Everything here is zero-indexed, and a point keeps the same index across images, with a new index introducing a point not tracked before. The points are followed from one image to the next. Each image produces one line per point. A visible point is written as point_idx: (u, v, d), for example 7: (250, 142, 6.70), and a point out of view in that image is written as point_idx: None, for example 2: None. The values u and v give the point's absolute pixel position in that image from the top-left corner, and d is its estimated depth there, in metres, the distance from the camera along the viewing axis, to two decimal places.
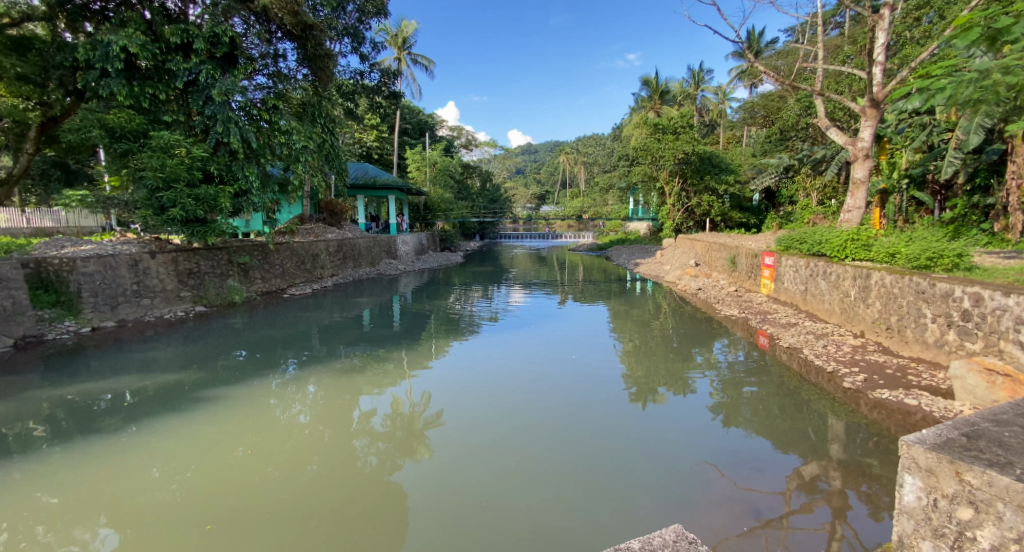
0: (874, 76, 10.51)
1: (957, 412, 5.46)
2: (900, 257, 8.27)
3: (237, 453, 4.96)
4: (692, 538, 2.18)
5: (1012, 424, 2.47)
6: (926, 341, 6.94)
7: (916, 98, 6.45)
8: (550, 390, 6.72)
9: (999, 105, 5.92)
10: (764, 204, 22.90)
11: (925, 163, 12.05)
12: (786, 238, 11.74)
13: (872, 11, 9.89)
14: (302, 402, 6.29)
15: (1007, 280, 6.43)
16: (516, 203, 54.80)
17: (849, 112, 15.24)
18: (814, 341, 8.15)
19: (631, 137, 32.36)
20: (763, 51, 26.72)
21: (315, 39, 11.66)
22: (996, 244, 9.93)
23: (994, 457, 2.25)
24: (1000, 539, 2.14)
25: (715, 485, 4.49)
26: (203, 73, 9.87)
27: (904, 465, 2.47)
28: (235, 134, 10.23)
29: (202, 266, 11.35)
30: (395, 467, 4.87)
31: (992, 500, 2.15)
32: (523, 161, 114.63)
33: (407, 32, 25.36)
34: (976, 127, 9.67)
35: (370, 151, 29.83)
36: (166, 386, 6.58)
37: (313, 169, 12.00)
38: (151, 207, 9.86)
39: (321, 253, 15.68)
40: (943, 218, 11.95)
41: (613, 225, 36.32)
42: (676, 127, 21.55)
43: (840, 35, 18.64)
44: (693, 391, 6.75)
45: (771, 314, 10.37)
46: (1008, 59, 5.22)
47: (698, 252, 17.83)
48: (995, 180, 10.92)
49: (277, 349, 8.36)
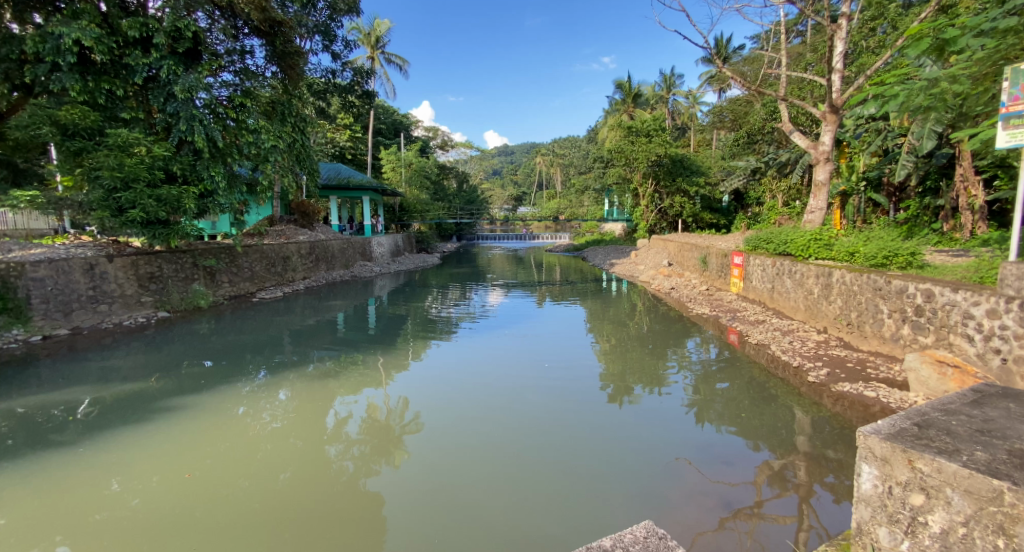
0: (834, 83, 10.84)
1: (911, 402, 5.73)
2: (858, 256, 8.63)
3: (189, 471, 4.73)
4: (662, 535, 2.31)
5: (959, 414, 2.67)
6: (883, 336, 7.24)
7: (872, 104, 6.64)
8: (528, 390, 6.82)
9: (947, 112, 6.19)
10: (733, 206, 23.58)
11: (880, 167, 12.59)
12: (754, 238, 12.10)
13: (831, 21, 10.24)
14: (273, 409, 6.18)
15: (956, 276, 6.76)
16: (494, 205, 55.23)
17: (811, 117, 15.88)
18: (781, 338, 8.43)
19: (606, 140, 32.80)
20: (732, 56, 27.49)
21: (283, 36, 11.50)
22: (947, 244, 10.26)
23: (943, 445, 2.39)
24: (949, 523, 2.28)
25: (690, 480, 4.62)
26: (165, 68, 9.63)
27: (862, 455, 2.62)
28: (199, 132, 9.98)
29: (165, 270, 11.06)
30: (372, 472, 4.85)
31: (941, 486, 2.29)
32: (500, 162, 115.01)
33: (380, 31, 25.25)
34: (927, 132, 10.10)
35: (343, 151, 29.39)
36: (126, 396, 6.41)
37: (283, 168, 11.97)
38: (108, 208, 9.52)
39: (292, 256, 15.42)
40: (898, 218, 12.52)
41: (590, 226, 37.24)
42: (649, 130, 21.94)
43: (803, 43, 19.29)
44: (668, 389, 6.87)
45: (741, 311, 10.67)
46: (954, 69, 5.52)
47: (671, 252, 18.20)
48: (944, 184, 11.44)
49: (246, 356, 8.21)
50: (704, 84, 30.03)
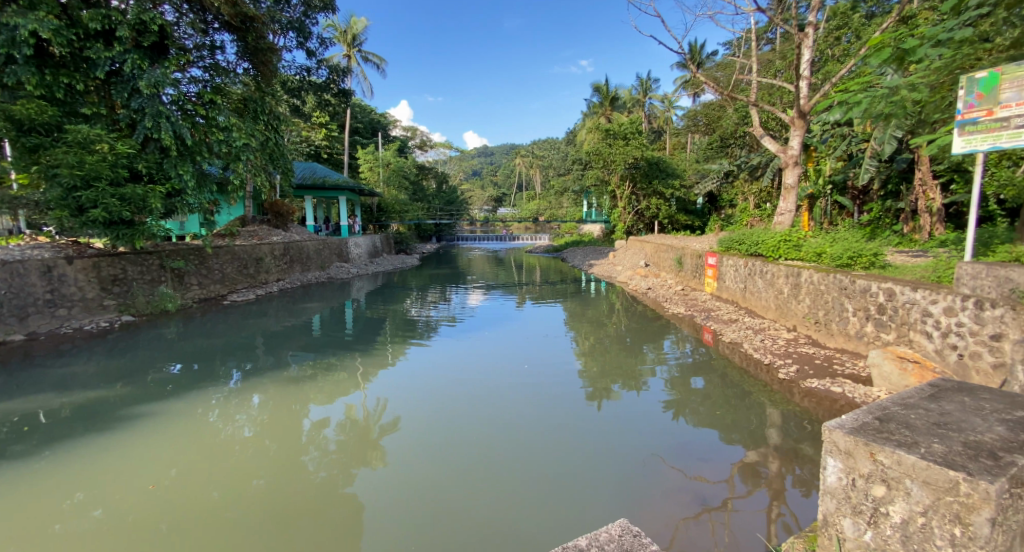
0: (801, 90, 11.15)
1: (875, 397, 5.93)
2: (825, 257, 8.89)
3: (152, 482, 4.59)
4: (637, 531, 2.31)
5: (917, 407, 2.78)
6: (849, 333, 7.48)
7: (838, 110, 6.86)
8: (508, 391, 6.82)
9: (907, 119, 6.44)
10: (707, 208, 24.06)
11: (845, 171, 13.00)
12: (727, 239, 12.35)
13: (798, 30, 10.55)
14: (245, 414, 6.07)
15: (915, 276, 7.02)
16: (473, 205, 55.13)
17: (780, 122, 16.31)
18: (753, 336, 8.63)
19: (584, 142, 33.09)
20: (705, 62, 28.05)
21: (256, 31, 11.30)
22: (907, 244, 10.65)
23: (902, 438, 2.49)
24: (909, 513, 2.37)
25: (666, 477, 4.70)
26: (128, 62, 9.36)
27: (827, 449, 2.70)
28: (166, 129, 9.74)
29: (129, 272, 10.76)
30: (348, 477, 4.79)
31: (901, 478, 2.38)
32: (479, 163, 114.84)
33: (357, 29, 24.99)
34: (888, 138, 10.47)
35: (319, 150, 28.96)
36: (87, 404, 6.21)
37: (256, 168, 11.68)
38: (67, 208, 9.14)
39: (265, 257, 15.14)
40: (862, 221, 12.95)
41: (568, 227, 37.47)
42: (626, 133, 22.21)
43: (772, 50, 19.81)
44: (646, 387, 6.98)
45: (714, 310, 10.88)
46: (913, 78, 5.76)
47: (648, 253, 18.45)
48: (904, 187, 11.87)
49: (217, 360, 8.02)
50: (679, 88, 30.52)
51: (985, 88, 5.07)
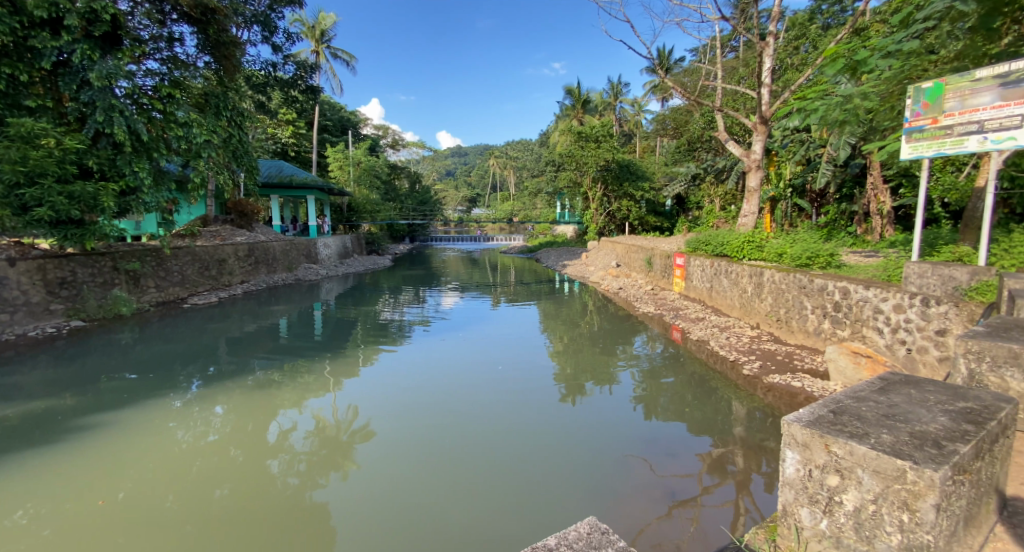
0: (763, 97, 11.50)
1: (831, 391, 6.18)
2: (786, 257, 9.21)
3: (104, 497, 4.42)
4: (605, 529, 2.34)
5: (868, 400, 2.93)
6: (807, 330, 7.76)
7: (796, 117, 7.13)
8: (482, 393, 6.83)
9: (859, 126, 6.74)
10: (675, 210, 24.59)
11: (804, 175, 13.48)
12: (694, 240, 12.63)
13: (760, 39, 10.90)
14: (208, 422, 5.92)
15: (867, 276, 7.33)
16: (446, 205, 54.81)
17: (743, 127, 16.81)
18: (718, 333, 8.88)
19: (556, 144, 33.34)
20: (673, 67, 28.65)
21: (217, 24, 10.96)
22: (860, 245, 11.13)
23: (854, 430, 2.62)
24: (861, 500, 2.50)
25: (637, 473, 4.80)
26: (77, 53, 8.93)
27: (786, 442, 2.81)
28: (119, 124, 9.38)
29: (78, 275, 10.32)
30: (318, 484, 4.72)
31: (853, 467, 2.51)
32: (453, 163, 114.32)
33: (325, 25, 24.60)
34: (842, 144, 10.92)
35: (286, 148, 28.35)
36: (34, 415, 5.93)
37: (218, 165, 11.60)
38: (9, 206, 8.59)
39: (228, 258, 14.76)
40: (820, 222, 13.46)
41: (543, 228, 37.49)
42: (598, 136, 22.46)
43: (736, 58, 20.39)
44: (618, 385, 7.11)
45: (682, 309, 11.13)
46: (865, 87, 6.03)
47: (619, 254, 18.72)
48: (857, 191, 12.39)
49: (176, 367, 7.77)
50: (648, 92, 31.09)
51: (930, 98, 5.37)
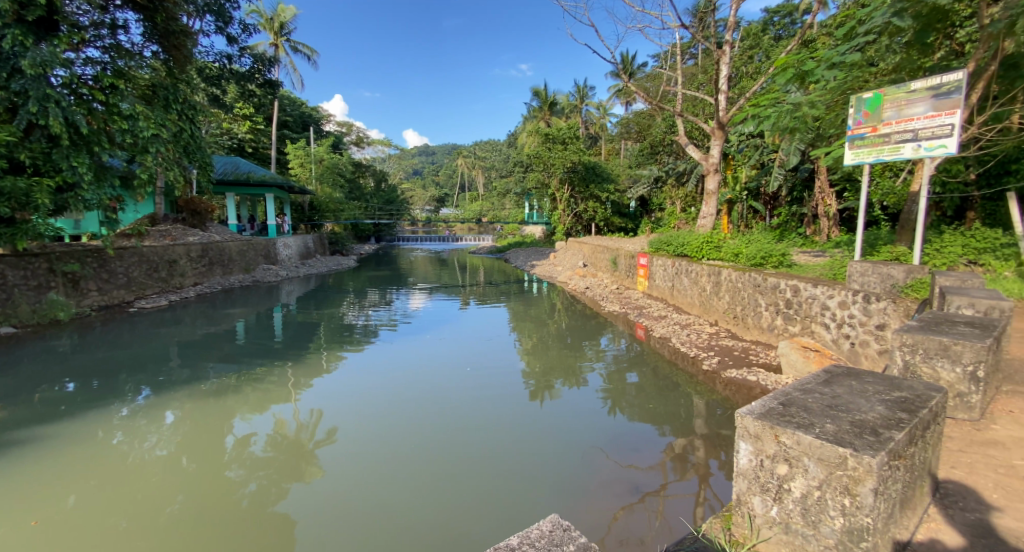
0: (720, 102, 11.90)
1: (783, 384, 6.49)
2: (742, 256, 9.58)
3: (35, 518, 4.20)
4: (565, 525, 2.40)
5: (813, 392, 3.12)
6: (762, 326, 8.10)
7: (750, 123, 7.43)
8: (448, 395, 6.86)
9: (807, 132, 7.09)
10: (639, 211, 25.09)
11: (758, 178, 14.01)
12: (655, 240, 12.93)
13: (716, 46, 11.28)
14: (158, 433, 5.73)
15: (815, 275, 7.71)
16: (414, 205, 54.27)
17: (702, 132, 17.33)
18: (680, 331, 9.16)
19: (523, 145, 33.51)
20: (637, 71, 29.23)
21: (167, 11, 10.62)
22: (810, 245, 11.68)
23: (801, 420, 2.79)
24: (807, 487, 2.66)
25: (603, 469, 4.95)
26: (8, 38, 8.35)
27: (739, 434, 2.95)
28: (55, 115, 8.79)
29: (9, 278, 9.75)
30: (280, 493, 4.66)
31: (800, 456, 2.67)
32: (421, 163, 113.23)
33: (285, 17, 24.04)
34: (792, 150, 11.42)
35: (243, 144, 27.54)
36: None
37: (166, 161, 10.90)
38: None
39: (179, 259, 14.28)
40: (773, 223, 14.02)
41: (512, 228, 37.43)
42: (564, 138, 22.71)
43: (696, 64, 20.98)
44: (585, 382, 7.26)
45: (646, 307, 11.42)
46: (813, 96, 6.35)
47: (585, 254, 18.98)
48: (807, 194, 12.98)
49: (122, 375, 7.47)
50: (612, 95, 31.61)
51: (870, 108, 5.72)
